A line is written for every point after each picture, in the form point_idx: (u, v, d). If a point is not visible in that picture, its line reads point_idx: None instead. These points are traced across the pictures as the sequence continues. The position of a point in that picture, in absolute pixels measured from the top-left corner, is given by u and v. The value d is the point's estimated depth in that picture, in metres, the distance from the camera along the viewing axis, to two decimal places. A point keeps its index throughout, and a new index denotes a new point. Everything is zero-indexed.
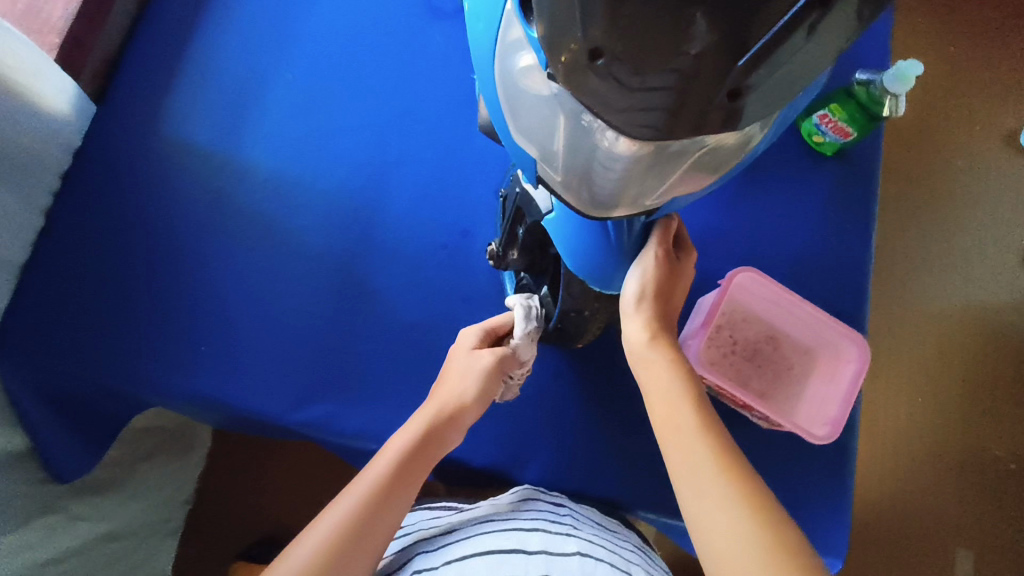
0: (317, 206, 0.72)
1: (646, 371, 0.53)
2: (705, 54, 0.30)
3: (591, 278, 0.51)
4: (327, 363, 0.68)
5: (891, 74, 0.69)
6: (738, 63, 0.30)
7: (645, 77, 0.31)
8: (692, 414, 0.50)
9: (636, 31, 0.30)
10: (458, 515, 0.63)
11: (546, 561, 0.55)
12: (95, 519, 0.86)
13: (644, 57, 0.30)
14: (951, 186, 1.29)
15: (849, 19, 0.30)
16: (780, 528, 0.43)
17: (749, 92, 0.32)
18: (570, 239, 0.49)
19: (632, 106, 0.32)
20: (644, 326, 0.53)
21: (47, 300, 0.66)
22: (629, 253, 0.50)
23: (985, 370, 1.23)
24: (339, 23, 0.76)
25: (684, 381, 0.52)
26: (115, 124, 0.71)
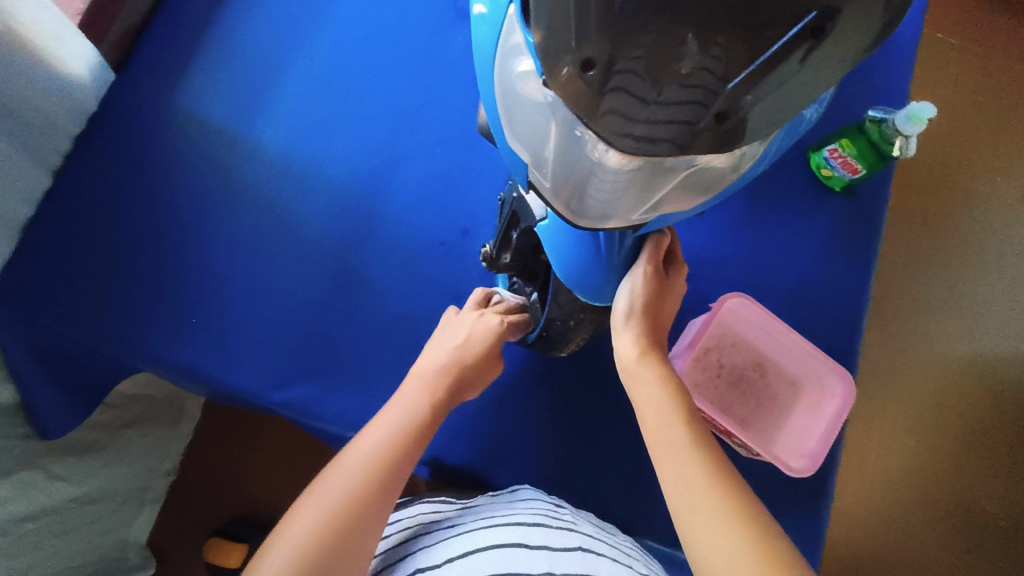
0: (321, 192, 0.72)
1: (638, 386, 0.52)
2: (695, 74, 0.30)
3: (580, 290, 0.51)
4: (314, 347, 0.69)
5: (903, 115, 0.69)
6: (727, 87, 0.31)
7: (662, 90, 0.31)
8: (684, 429, 0.48)
9: (629, 46, 0.30)
10: (462, 512, 0.63)
11: (549, 557, 0.53)
12: (72, 481, 0.87)
13: (659, 72, 0.31)
14: (966, 233, 1.27)
15: (848, 47, 0.30)
16: (775, 541, 0.41)
17: (738, 115, 0.32)
18: (560, 247, 0.49)
19: (629, 120, 0.33)
20: (634, 342, 0.53)
21: (48, 257, 0.67)
22: (619, 267, 0.50)
23: (981, 421, 1.21)
24: (362, 15, 0.77)
25: (676, 394, 0.50)
26: (132, 93, 0.72)
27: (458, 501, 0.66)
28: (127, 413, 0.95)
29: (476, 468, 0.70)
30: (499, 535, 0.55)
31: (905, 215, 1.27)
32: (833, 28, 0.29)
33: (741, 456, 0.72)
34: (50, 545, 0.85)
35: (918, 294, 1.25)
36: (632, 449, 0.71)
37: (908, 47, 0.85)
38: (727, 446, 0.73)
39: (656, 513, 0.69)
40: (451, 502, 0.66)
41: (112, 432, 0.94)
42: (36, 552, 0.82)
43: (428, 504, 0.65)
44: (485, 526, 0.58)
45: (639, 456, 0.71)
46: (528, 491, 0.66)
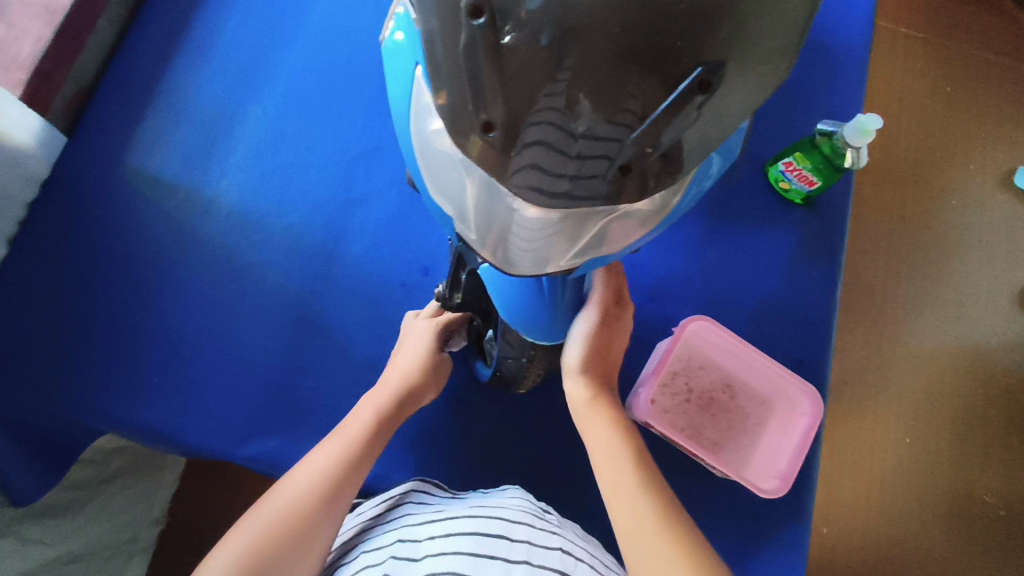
0: (279, 241, 0.73)
1: (590, 432, 0.53)
2: (600, 128, 0.31)
3: (527, 331, 0.51)
4: (278, 398, 0.68)
5: (851, 126, 0.70)
6: (647, 118, 0.30)
7: (590, 124, 0.31)
8: (635, 475, 0.49)
9: (538, 100, 0.31)
10: (450, 501, 0.64)
11: (528, 550, 0.54)
12: (52, 542, 0.86)
13: (583, 105, 0.30)
14: (943, 227, 1.28)
15: (753, 78, 0.31)
16: None
17: (644, 165, 0.32)
18: (505, 295, 0.49)
19: (562, 157, 0.32)
20: (584, 386, 0.54)
21: (6, 328, 0.67)
22: (565, 308, 0.50)
23: (973, 416, 1.21)
24: (311, 61, 0.78)
25: (625, 436, 0.52)
26: (83, 156, 0.72)
27: (448, 492, 0.67)
28: (109, 466, 0.95)
29: None
30: (483, 526, 0.56)
31: (882, 212, 1.27)
32: (720, 79, 0.30)
33: (717, 477, 0.72)
34: None
35: (900, 291, 1.25)
36: None
37: (859, 55, 0.86)
38: (702, 468, 0.73)
39: None
40: (442, 489, 0.67)
41: (92, 489, 0.93)
42: None
43: (414, 483, 0.66)
44: (470, 511, 0.59)
45: None
46: (515, 491, 0.65)
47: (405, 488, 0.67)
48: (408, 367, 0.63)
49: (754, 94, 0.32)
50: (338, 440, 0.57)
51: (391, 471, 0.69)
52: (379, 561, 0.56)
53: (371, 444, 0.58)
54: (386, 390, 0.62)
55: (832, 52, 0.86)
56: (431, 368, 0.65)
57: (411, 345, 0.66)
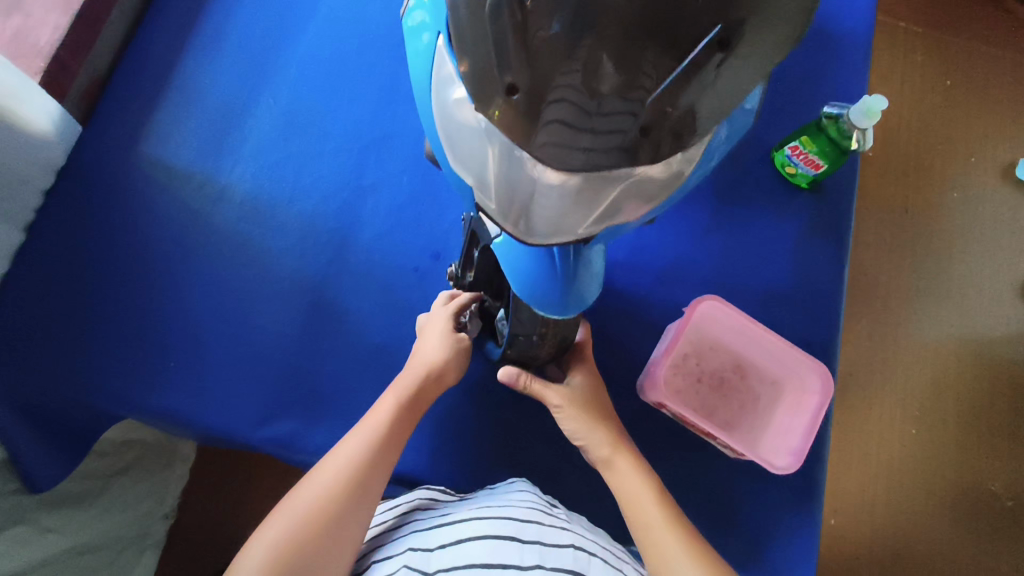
0: (292, 227, 0.73)
1: (615, 478, 0.62)
2: (613, 104, 0.32)
3: (538, 304, 0.51)
4: (294, 382, 0.69)
5: (856, 109, 0.70)
6: (655, 89, 0.32)
7: (602, 101, 0.32)
8: (658, 512, 0.58)
9: (556, 78, 0.32)
10: (457, 501, 0.65)
11: (540, 552, 0.57)
12: (66, 531, 0.85)
13: (598, 82, 0.32)
14: (946, 218, 1.28)
15: (767, 45, 0.32)
16: None
17: (664, 126, 0.33)
18: (517, 265, 0.50)
19: (576, 133, 0.33)
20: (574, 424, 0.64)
21: (23, 313, 0.67)
22: (577, 281, 0.50)
23: (979, 404, 1.21)
24: (321, 50, 0.78)
25: (647, 482, 0.60)
26: (99, 144, 0.73)
27: (455, 493, 0.68)
28: (121, 458, 0.96)
29: (465, 490, 0.70)
30: (492, 529, 0.58)
31: (885, 204, 1.28)
32: (738, 39, 0.31)
33: (729, 457, 0.73)
34: None
35: (904, 282, 1.25)
36: None
37: (862, 41, 0.87)
38: (713, 449, 0.73)
39: None
40: (448, 492, 0.68)
41: (105, 481, 0.93)
42: None
43: (423, 491, 0.67)
44: (478, 514, 0.61)
45: None
46: (523, 484, 0.67)
47: (413, 495, 0.68)
48: (430, 360, 0.63)
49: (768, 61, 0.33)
50: (362, 430, 0.59)
51: (406, 454, 0.70)
52: (393, 571, 0.58)
53: (394, 433, 0.59)
54: (401, 389, 0.62)
55: (835, 39, 0.86)
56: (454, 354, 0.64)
57: (431, 333, 0.65)
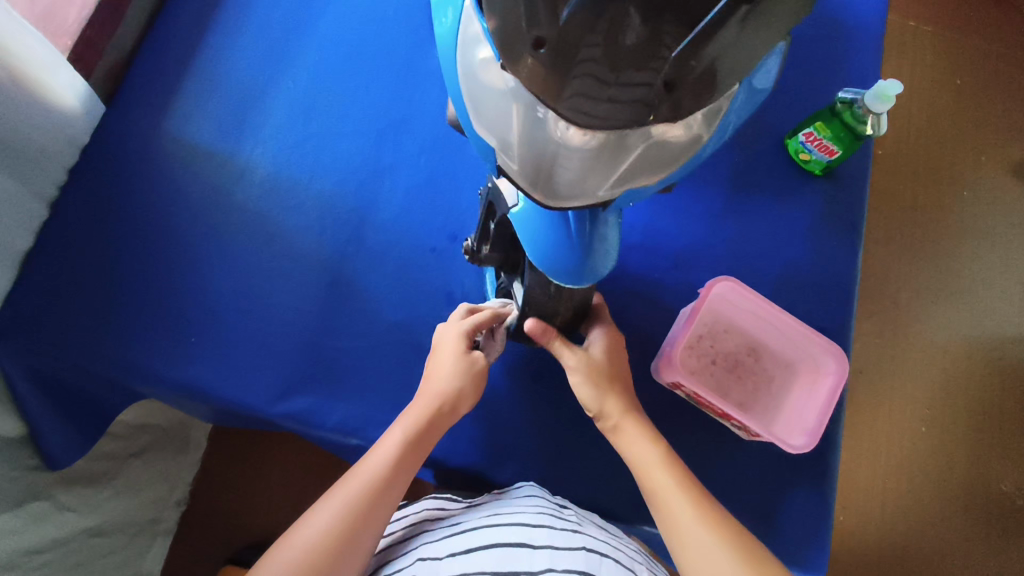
0: (311, 207, 0.74)
1: (623, 442, 0.62)
2: (631, 74, 0.33)
3: (555, 273, 0.51)
4: (312, 359, 0.70)
5: (871, 94, 0.70)
6: (673, 53, 0.32)
7: (621, 72, 0.33)
8: (668, 477, 0.59)
9: (580, 50, 0.33)
10: (466, 509, 0.67)
11: (551, 555, 0.58)
12: (82, 511, 0.87)
13: (617, 54, 0.33)
14: (958, 215, 1.28)
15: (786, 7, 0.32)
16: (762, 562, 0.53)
17: (687, 82, 0.34)
18: (534, 235, 0.50)
19: (595, 101, 0.34)
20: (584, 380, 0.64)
21: (45, 286, 0.68)
22: (594, 251, 0.50)
23: (991, 402, 1.21)
24: (341, 34, 0.80)
25: (654, 446, 0.61)
26: (122, 123, 0.74)
27: (463, 499, 0.70)
28: (136, 442, 0.96)
29: (478, 468, 0.71)
30: (500, 536, 0.60)
31: (895, 201, 1.27)
32: None
33: (742, 439, 0.73)
34: None
35: (916, 279, 1.25)
36: None
37: (875, 31, 0.86)
38: (726, 430, 0.74)
39: None
40: (456, 500, 0.70)
41: (121, 462, 0.94)
42: None
43: (431, 500, 0.69)
44: (486, 522, 0.63)
45: None
46: (530, 487, 0.68)
47: (420, 504, 0.70)
48: (458, 368, 0.63)
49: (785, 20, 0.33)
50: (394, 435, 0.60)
51: None
52: None
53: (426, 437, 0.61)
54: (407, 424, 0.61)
55: (848, 28, 0.86)
56: (466, 378, 0.63)
57: (444, 354, 0.64)
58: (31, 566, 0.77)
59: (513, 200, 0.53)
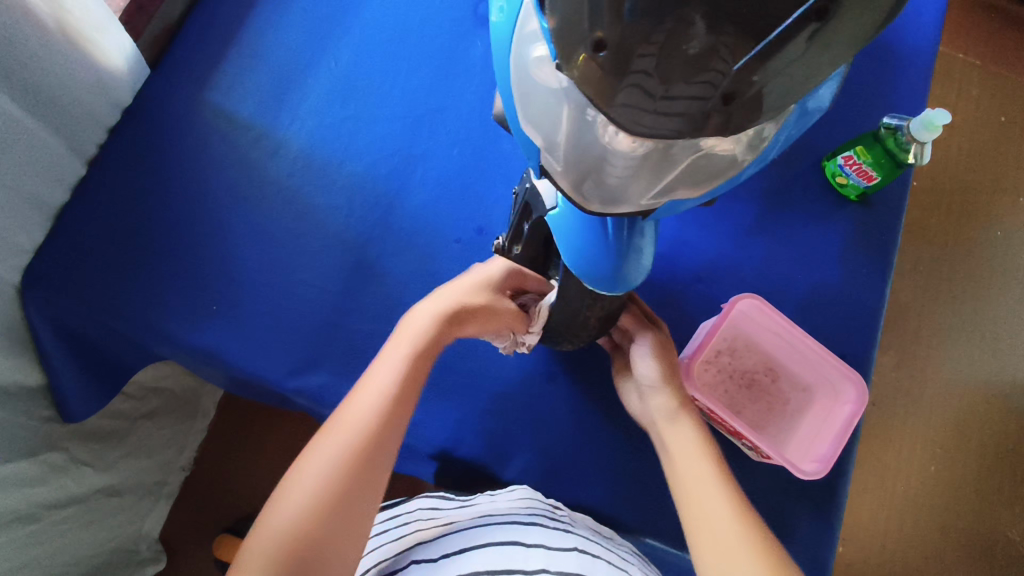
0: (341, 188, 0.75)
1: (668, 425, 0.60)
2: (681, 88, 0.33)
3: (590, 280, 0.51)
4: (329, 338, 0.70)
5: (918, 121, 0.69)
6: (733, 67, 0.32)
7: (671, 87, 0.33)
8: (693, 435, 0.59)
9: (634, 61, 0.33)
10: (459, 508, 0.68)
11: (545, 554, 0.58)
12: (95, 467, 0.88)
13: (673, 68, 0.32)
14: (991, 254, 1.25)
15: (851, 30, 0.31)
16: (756, 526, 0.51)
17: (744, 97, 0.33)
18: (572, 235, 0.50)
19: (641, 111, 0.35)
20: (670, 399, 0.61)
21: (75, 243, 0.69)
22: (630, 258, 0.49)
23: (1006, 446, 1.19)
24: (385, 18, 0.79)
25: (693, 423, 0.60)
26: (165, 87, 0.75)
27: (456, 497, 0.71)
28: (149, 404, 0.96)
29: (484, 463, 0.71)
30: (495, 535, 0.61)
31: (926, 234, 1.25)
32: (840, 6, 0.29)
33: (751, 459, 0.73)
34: (77, 532, 0.87)
35: (940, 315, 1.23)
36: (641, 451, 0.71)
37: (926, 60, 0.84)
38: (735, 448, 0.73)
39: (663, 513, 0.70)
40: (450, 498, 0.71)
41: (132, 423, 0.95)
42: (64, 538, 0.84)
43: (424, 499, 0.70)
44: (484, 523, 0.63)
45: (647, 456, 0.71)
46: (523, 490, 0.69)
47: (412, 504, 0.71)
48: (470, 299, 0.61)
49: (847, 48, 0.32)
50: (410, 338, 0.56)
51: (432, 419, 0.71)
52: None
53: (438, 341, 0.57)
54: (397, 364, 0.54)
55: (899, 54, 0.84)
56: (476, 304, 0.61)
57: (461, 282, 0.63)
58: (54, 518, 0.81)
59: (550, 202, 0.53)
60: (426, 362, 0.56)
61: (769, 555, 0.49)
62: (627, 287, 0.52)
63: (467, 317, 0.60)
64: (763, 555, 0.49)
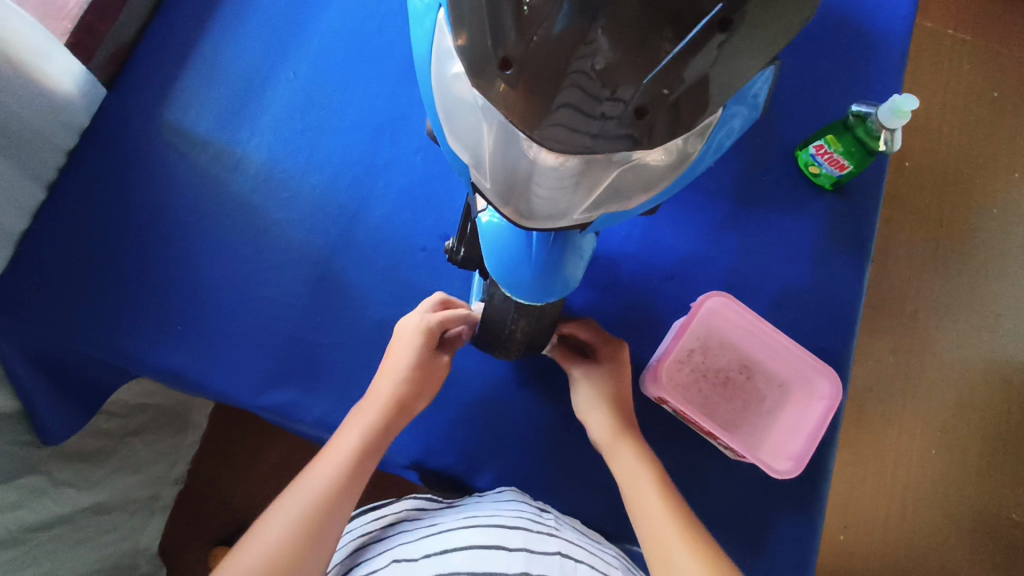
0: (305, 201, 0.74)
1: (592, 421, 0.65)
2: (623, 92, 0.32)
3: (514, 288, 0.50)
4: (295, 353, 0.70)
5: (885, 108, 0.68)
6: (662, 69, 0.31)
7: (615, 90, 0.32)
8: (606, 419, 0.64)
9: (571, 66, 0.32)
10: (444, 511, 0.67)
11: (526, 559, 0.58)
12: (79, 489, 0.88)
13: (614, 72, 0.31)
14: (985, 233, 1.23)
15: (755, 39, 0.32)
16: (677, 507, 0.56)
17: (676, 96, 0.33)
18: (499, 246, 0.49)
19: (586, 120, 0.33)
20: (607, 430, 0.63)
21: (37, 270, 0.69)
22: (558, 269, 0.49)
23: (1006, 428, 1.17)
24: (341, 25, 0.79)
25: (606, 409, 0.64)
26: (122, 109, 0.75)
27: (443, 500, 0.70)
28: (135, 421, 0.97)
29: (459, 473, 0.71)
30: (479, 536, 0.60)
31: (918, 216, 1.22)
32: (742, 19, 0.31)
33: (729, 458, 0.72)
34: (68, 553, 0.87)
35: (935, 298, 1.20)
36: None
37: (900, 41, 0.82)
38: (712, 448, 0.73)
39: None
40: (435, 501, 0.70)
41: (119, 440, 0.95)
42: (56, 559, 0.84)
43: (412, 502, 0.69)
44: (466, 523, 0.62)
45: None
46: (510, 492, 0.68)
47: (398, 504, 0.70)
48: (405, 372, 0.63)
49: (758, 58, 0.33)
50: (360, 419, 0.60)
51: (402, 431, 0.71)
52: None
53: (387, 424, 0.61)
54: (338, 460, 0.58)
55: (873, 37, 0.82)
56: (414, 384, 0.63)
57: (403, 347, 0.64)
58: (36, 542, 0.80)
59: (479, 207, 0.50)
60: (368, 461, 0.59)
61: (694, 532, 0.54)
62: (552, 293, 0.51)
63: (413, 402, 0.63)
64: (689, 530, 0.54)
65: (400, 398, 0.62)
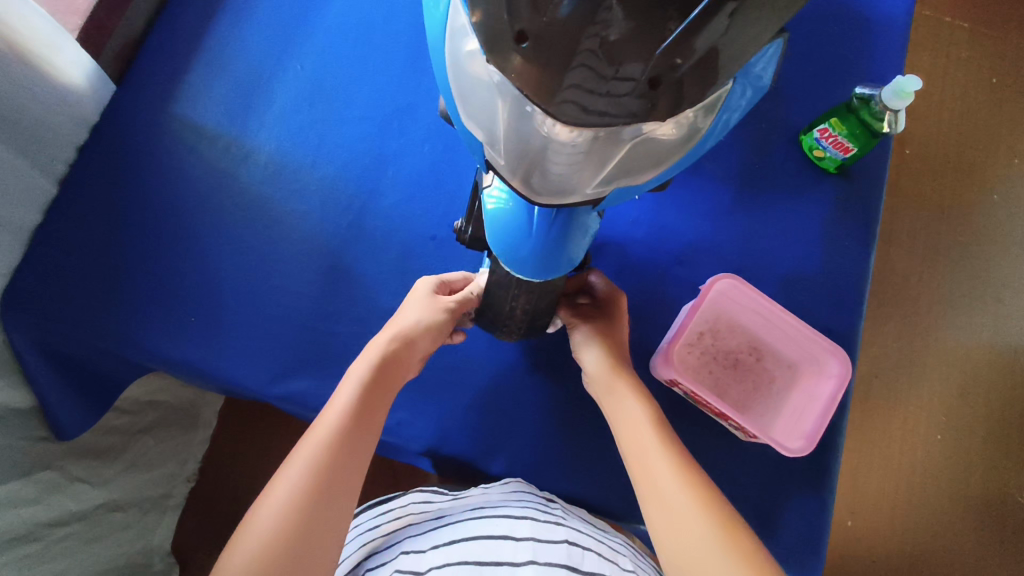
0: (314, 191, 0.75)
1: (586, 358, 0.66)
2: (631, 66, 0.32)
3: (517, 265, 0.51)
4: (307, 342, 0.71)
5: (889, 89, 0.68)
6: (671, 40, 0.31)
7: (621, 65, 0.32)
8: (599, 358, 0.65)
9: (581, 40, 0.32)
10: (451, 502, 0.68)
11: (533, 548, 0.58)
12: (92, 486, 0.88)
13: (623, 46, 0.32)
14: (987, 218, 1.23)
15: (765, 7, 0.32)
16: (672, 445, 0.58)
17: (683, 69, 0.33)
18: (504, 222, 0.50)
19: (594, 94, 0.34)
20: (598, 361, 0.65)
21: (51, 265, 0.69)
22: (561, 245, 0.49)
23: (1011, 411, 1.17)
24: (348, 17, 0.79)
25: (602, 351, 0.65)
26: (131, 104, 0.75)
27: (450, 491, 0.71)
28: (145, 418, 0.97)
29: (472, 459, 0.72)
30: (486, 527, 0.61)
31: (920, 202, 1.23)
32: None
33: (739, 440, 0.72)
34: (86, 551, 0.87)
35: (938, 284, 1.21)
36: None
37: (900, 25, 0.83)
38: (721, 430, 0.73)
39: None
40: (443, 492, 0.70)
41: (130, 437, 0.96)
42: (71, 558, 0.84)
43: (419, 492, 0.69)
44: (473, 515, 0.63)
45: None
46: (516, 483, 0.69)
47: (407, 496, 0.69)
48: (407, 322, 0.64)
49: (766, 29, 0.33)
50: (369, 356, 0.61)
51: (414, 419, 0.71)
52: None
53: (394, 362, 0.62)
54: (351, 392, 0.58)
55: (873, 21, 0.83)
56: (421, 328, 0.63)
57: (411, 312, 0.65)
58: (53, 538, 0.80)
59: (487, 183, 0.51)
60: (377, 397, 0.59)
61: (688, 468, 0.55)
62: (553, 269, 0.51)
63: (416, 342, 0.64)
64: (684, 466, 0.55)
65: (404, 337, 0.63)
